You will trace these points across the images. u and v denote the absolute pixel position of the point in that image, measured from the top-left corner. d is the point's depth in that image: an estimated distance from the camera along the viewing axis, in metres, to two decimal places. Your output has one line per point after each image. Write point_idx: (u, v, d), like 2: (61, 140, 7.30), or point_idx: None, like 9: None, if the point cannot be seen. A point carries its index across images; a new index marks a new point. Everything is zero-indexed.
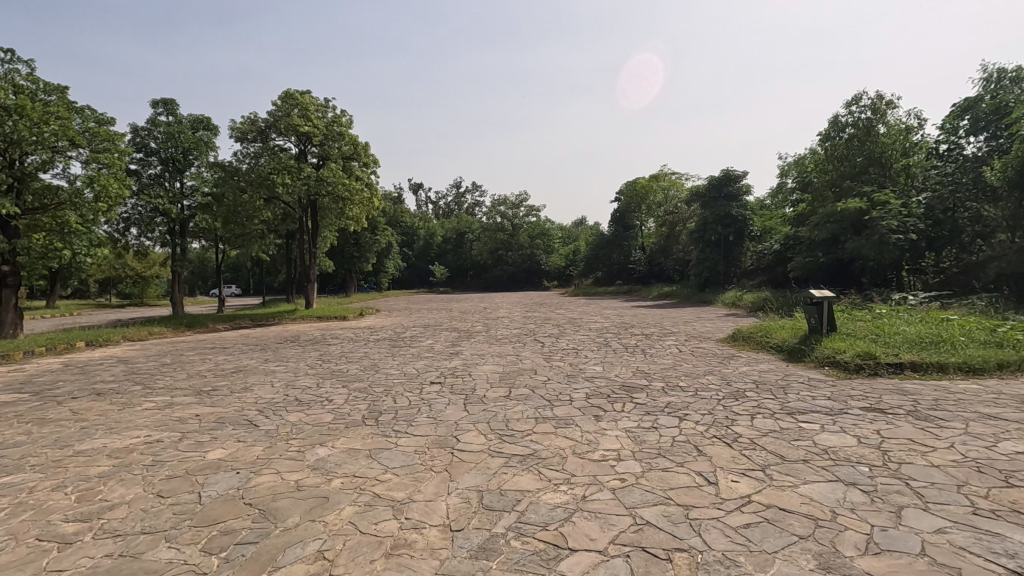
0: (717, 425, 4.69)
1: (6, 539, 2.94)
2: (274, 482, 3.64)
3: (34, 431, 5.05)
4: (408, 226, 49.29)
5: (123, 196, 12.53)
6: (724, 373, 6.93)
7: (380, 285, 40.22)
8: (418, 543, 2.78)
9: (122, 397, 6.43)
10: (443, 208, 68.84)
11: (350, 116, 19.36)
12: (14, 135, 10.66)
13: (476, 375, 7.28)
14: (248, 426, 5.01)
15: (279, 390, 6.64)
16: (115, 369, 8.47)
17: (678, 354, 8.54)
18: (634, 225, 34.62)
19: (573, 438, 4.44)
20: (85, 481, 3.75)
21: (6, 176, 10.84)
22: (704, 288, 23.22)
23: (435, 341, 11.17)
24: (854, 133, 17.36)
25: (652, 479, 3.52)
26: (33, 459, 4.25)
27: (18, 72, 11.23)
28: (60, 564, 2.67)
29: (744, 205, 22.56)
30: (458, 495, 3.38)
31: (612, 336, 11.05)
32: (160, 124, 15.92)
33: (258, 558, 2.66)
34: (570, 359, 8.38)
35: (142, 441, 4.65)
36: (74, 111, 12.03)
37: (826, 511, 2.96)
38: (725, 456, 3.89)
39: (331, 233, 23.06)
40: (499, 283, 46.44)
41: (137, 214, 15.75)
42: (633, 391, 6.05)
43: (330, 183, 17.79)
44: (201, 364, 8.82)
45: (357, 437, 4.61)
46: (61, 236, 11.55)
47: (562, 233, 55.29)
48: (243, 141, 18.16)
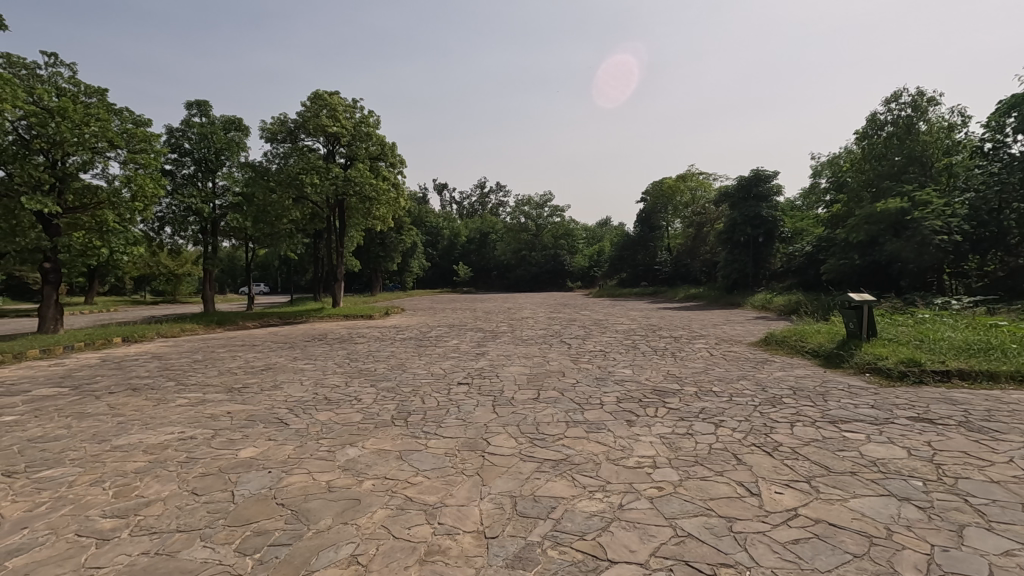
0: (755, 432, 4.53)
1: (47, 533, 2.98)
2: (306, 483, 3.62)
3: (74, 425, 5.16)
4: (432, 226, 49.54)
5: (159, 196, 12.82)
6: (759, 378, 6.73)
7: (405, 284, 40.48)
8: (452, 550, 2.72)
9: (156, 393, 6.52)
10: (467, 209, 69.31)
11: (378, 116, 19.54)
12: (57, 136, 10.97)
13: (504, 376, 7.23)
14: (279, 425, 5.03)
15: (308, 389, 6.65)
16: (151, 365, 8.67)
17: (710, 358, 8.33)
18: (660, 225, 34.19)
19: (607, 444, 4.32)
20: (121, 477, 3.79)
21: (49, 176, 11.17)
22: (731, 290, 22.83)
23: (461, 341, 11.14)
24: (893, 131, 16.82)
25: (690, 489, 3.40)
26: (72, 454, 4.32)
27: (61, 75, 11.62)
28: (98, 561, 2.67)
29: (775, 206, 22.09)
30: (491, 500, 3.30)
31: (639, 338, 10.84)
32: (194, 125, 16.26)
33: (292, 560, 2.63)
34: (599, 361, 8.27)
35: (176, 437, 4.70)
36: (113, 112, 12.37)
37: (880, 528, 2.81)
38: (766, 465, 3.75)
39: (358, 233, 23.29)
40: (523, 282, 46.34)
41: (171, 213, 16.09)
42: (665, 395, 5.92)
43: (358, 182, 17.95)
44: (233, 361, 8.97)
45: (387, 438, 4.58)
46: (99, 234, 12.02)
47: (586, 233, 55.14)
48: (273, 141, 18.55)
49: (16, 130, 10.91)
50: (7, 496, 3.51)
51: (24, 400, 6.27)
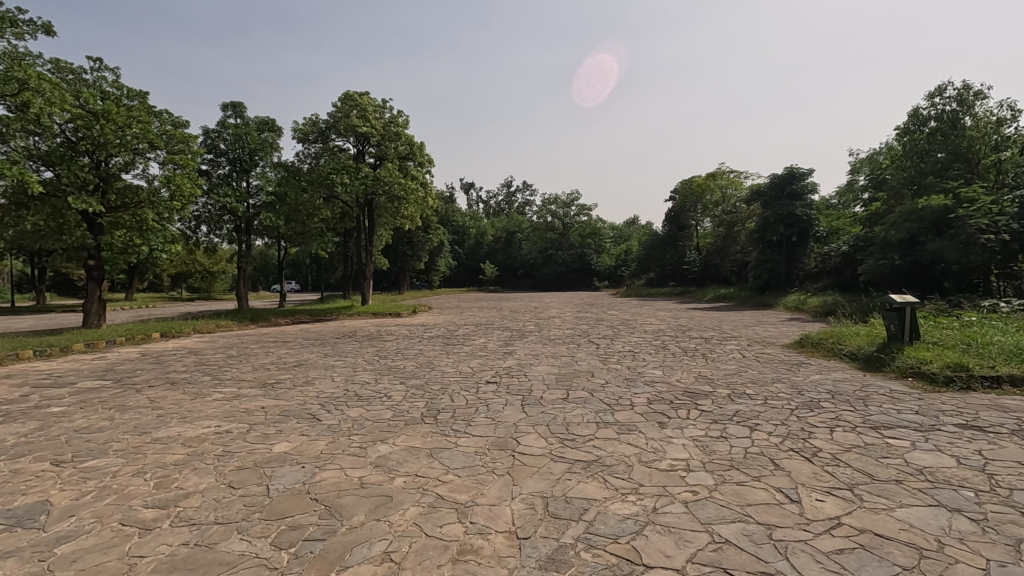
0: (792, 437, 4.39)
1: (93, 521, 3.07)
2: (338, 478, 3.66)
3: (116, 417, 5.33)
4: (459, 225, 49.86)
5: (196, 196, 13.11)
6: (795, 381, 6.53)
7: (431, 284, 40.79)
8: (485, 549, 2.70)
9: (192, 387, 6.68)
10: (493, 208, 69.58)
11: (407, 117, 19.76)
12: (102, 138, 11.41)
13: (532, 375, 7.19)
14: (312, 421, 5.10)
15: (339, 386, 6.73)
16: (187, 360, 8.92)
17: (743, 360, 8.13)
18: (689, 225, 33.64)
19: (638, 445, 4.25)
20: (161, 469, 3.89)
21: (93, 176, 11.60)
22: (763, 291, 22.32)
23: (489, 340, 11.14)
24: (937, 127, 16.23)
25: (726, 494, 3.31)
26: (116, 445, 4.46)
27: (105, 79, 12.07)
28: (142, 550, 2.75)
29: (809, 205, 21.52)
30: (523, 500, 3.28)
31: (669, 339, 10.66)
32: (229, 125, 16.65)
33: (326, 556, 2.65)
34: (628, 361, 8.16)
35: (213, 431, 4.80)
36: (153, 114, 12.77)
37: (930, 540, 2.68)
38: (806, 471, 3.62)
39: (386, 232, 23.55)
40: (549, 282, 46.21)
41: (207, 212, 16.56)
42: (697, 397, 5.80)
43: (386, 182, 18.16)
44: (266, 357, 9.15)
45: (417, 436, 4.59)
46: (140, 233, 12.39)
47: (613, 233, 54.71)
48: (305, 142, 18.90)
49: (64, 133, 11.32)
50: (56, 484, 3.63)
51: (70, 392, 6.51)
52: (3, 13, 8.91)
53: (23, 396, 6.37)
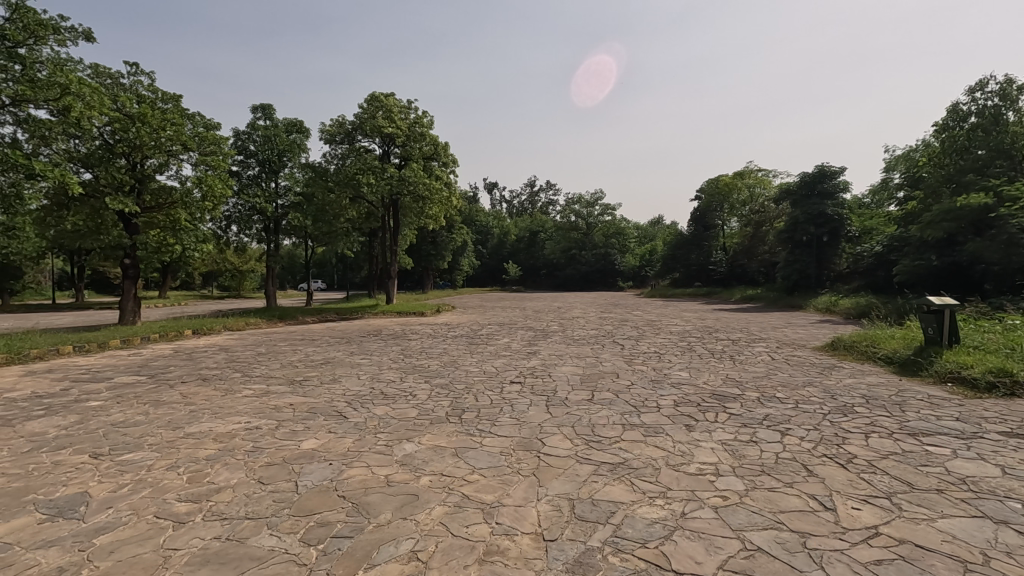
0: (825, 443, 4.27)
1: (129, 513, 3.16)
2: (365, 476, 3.69)
3: (151, 412, 5.48)
4: (482, 225, 50.06)
5: (227, 196, 13.40)
6: (828, 385, 6.35)
7: (455, 283, 40.99)
8: (511, 551, 2.69)
9: (223, 384, 6.83)
10: (516, 208, 69.64)
11: (431, 117, 19.88)
12: (137, 140, 11.75)
13: (556, 376, 7.16)
14: (338, 418, 5.16)
15: (364, 384, 6.80)
16: (219, 357, 9.13)
17: (772, 362, 7.95)
18: (715, 224, 33.13)
19: (665, 449, 4.19)
20: (194, 463, 3.98)
21: (129, 178, 11.97)
22: (792, 291, 21.83)
23: (513, 339, 11.14)
24: (979, 123, 15.67)
25: (757, 500, 3.24)
26: (150, 439, 4.58)
27: (141, 83, 12.43)
28: (176, 542, 2.81)
29: (841, 203, 20.98)
30: (549, 502, 3.26)
31: (695, 341, 10.49)
32: (259, 127, 16.95)
33: (353, 553, 2.67)
34: (653, 362, 8.07)
35: (243, 427, 4.90)
36: (186, 117, 13.12)
37: (975, 553, 2.58)
38: (841, 478, 3.52)
39: (411, 232, 23.77)
40: (572, 282, 46.01)
41: (237, 212, 16.90)
42: (725, 400, 5.69)
43: (411, 182, 18.33)
44: (294, 354, 9.31)
45: (443, 435, 4.61)
46: (173, 232, 12.71)
47: (638, 232, 54.18)
48: (332, 142, 19.20)
49: (102, 136, 11.70)
50: (94, 476, 3.74)
51: (107, 387, 6.73)
52: (46, 20, 9.21)
53: (63, 389, 6.60)
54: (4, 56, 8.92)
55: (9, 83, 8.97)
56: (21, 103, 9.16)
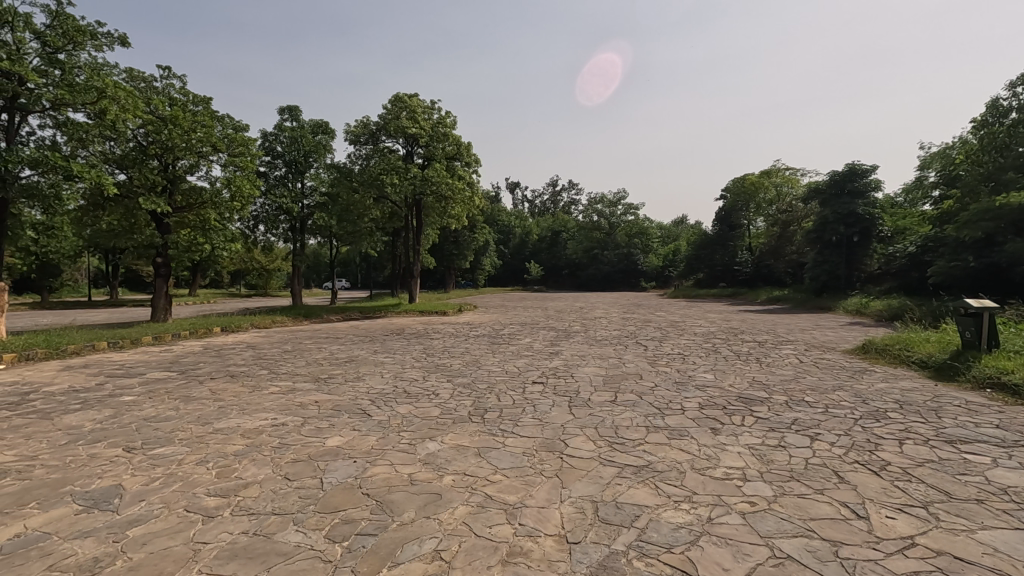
0: (857, 448, 4.15)
1: (160, 506, 3.23)
2: (389, 474, 3.71)
3: (181, 407, 5.62)
4: (505, 225, 50.15)
5: (254, 196, 13.64)
6: (859, 389, 6.18)
7: (477, 283, 41.12)
8: (534, 552, 2.67)
9: (250, 380, 6.96)
10: (539, 208, 69.52)
11: (455, 117, 19.97)
12: (169, 142, 12.05)
13: (578, 376, 7.12)
14: (362, 416, 5.22)
15: (388, 382, 6.86)
16: (246, 354, 9.31)
17: (800, 365, 7.77)
18: (740, 224, 32.59)
19: (691, 452, 4.13)
20: (222, 459, 4.05)
21: (161, 178, 12.27)
22: (821, 293, 21.33)
23: (535, 339, 11.12)
24: (1020, 119, 15.07)
25: (787, 506, 3.16)
26: (181, 433, 4.69)
27: (173, 86, 12.74)
28: (204, 536, 2.86)
29: (872, 203, 20.42)
30: (572, 503, 3.24)
31: (720, 342, 10.32)
32: (285, 128, 17.22)
33: (377, 551, 2.69)
34: (677, 364, 7.97)
35: (270, 423, 4.98)
36: (216, 119, 13.41)
37: (1018, 567, 2.47)
38: (874, 486, 3.42)
39: (433, 232, 23.90)
40: (594, 282, 45.74)
41: (264, 212, 17.19)
42: (752, 403, 5.58)
43: (434, 182, 18.44)
44: (319, 352, 9.45)
45: (466, 434, 4.61)
46: (203, 232, 13.01)
47: (661, 232, 53.57)
48: (356, 143, 19.46)
49: (136, 138, 12.02)
50: (128, 469, 3.84)
51: (140, 382, 6.92)
52: (83, 26, 9.51)
53: (99, 384, 6.80)
54: (45, 61, 9.22)
55: (49, 87, 9.26)
56: (59, 106, 9.45)
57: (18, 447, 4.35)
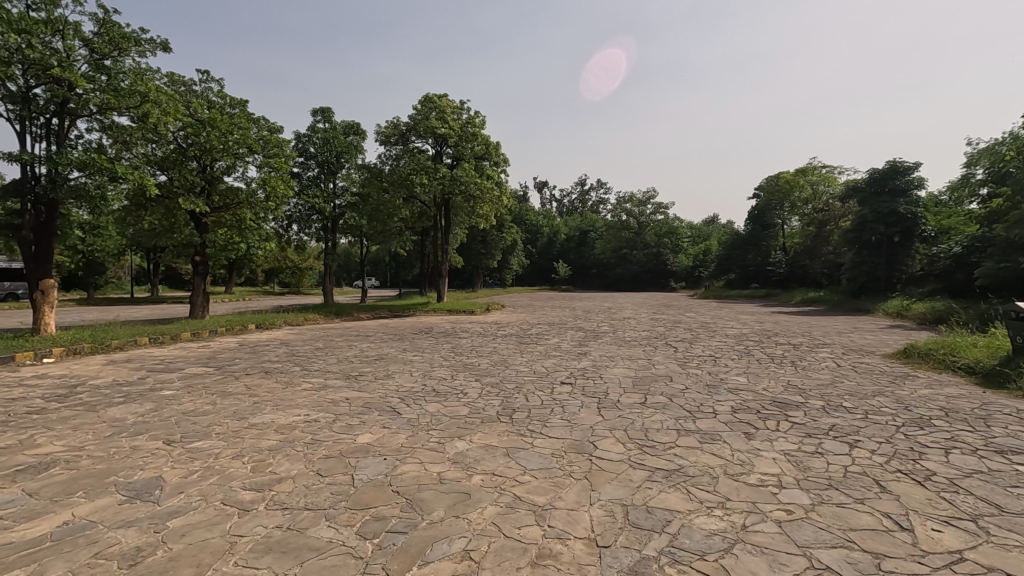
0: (899, 457, 4.00)
1: (199, 499, 3.33)
2: (418, 472, 3.74)
3: (218, 402, 5.78)
4: (532, 224, 50.15)
5: (288, 196, 13.92)
6: (901, 395, 5.94)
7: (505, 282, 41.23)
8: (564, 555, 2.65)
9: (283, 377, 7.11)
10: (567, 207, 69.26)
11: (484, 117, 20.05)
12: (207, 144, 12.40)
13: (607, 377, 7.06)
14: (392, 414, 5.27)
15: (416, 380, 6.92)
16: (280, 351, 9.53)
17: (837, 369, 7.53)
18: (774, 223, 31.85)
19: (723, 456, 4.04)
20: (257, 453, 4.15)
21: (200, 179, 12.66)
22: (858, 294, 20.65)
23: (563, 339, 11.07)
24: None
25: (825, 515, 3.06)
26: (218, 428, 4.82)
27: (211, 89, 13.11)
28: (240, 529, 2.93)
29: (914, 201, 19.66)
30: (602, 506, 3.20)
31: (753, 345, 10.09)
32: (318, 130, 17.50)
33: (408, 549, 2.70)
34: (709, 366, 7.81)
35: (303, 419, 5.07)
36: (252, 121, 13.74)
37: None
38: (918, 497, 3.28)
39: (461, 231, 24.05)
40: (623, 282, 45.34)
41: (297, 212, 17.53)
42: (787, 408, 5.43)
43: (463, 182, 18.54)
44: (350, 350, 9.60)
45: (494, 434, 4.61)
46: (239, 232, 13.37)
47: (691, 232, 52.71)
48: (387, 143, 19.71)
49: (176, 140, 12.42)
50: (168, 462, 3.97)
51: (180, 377, 7.15)
52: (128, 33, 9.86)
53: (141, 378, 7.06)
54: (92, 67, 9.58)
55: (96, 92, 9.60)
56: (105, 110, 9.82)
57: (67, 438, 4.53)
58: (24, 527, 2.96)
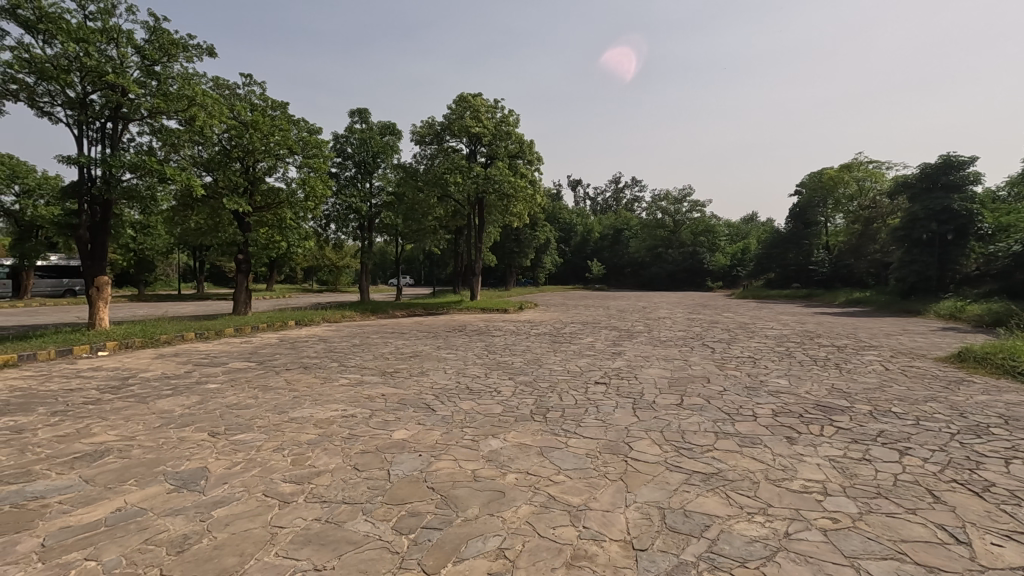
0: (955, 466, 3.80)
1: (242, 489, 3.43)
2: (453, 469, 3.76)
3: (260, 395, 5.96)
4: (566, 223, 49.92)
5: (327, 196, 14.20)
6: (956, 401, 5.65)
7: (538, 280, 41.22)
8: (600, 557, 2.62)
9: (321, 372, 7.27)
10: (600, 205, 68.67)
11: (518, 116, 20.05)
12: (251, 145, 12.79)
13: (642, 377, 6.95)
14: (427, 410, 5.32)
15: (450, 378, 6.97)
16: (318, 347, 9.76)
17: (885, 373, 7.22)
18: (817, 221, 30.79)
19: (764, 461, 3.92)
20: (297, 447, 4.25)
21: (243, 180, 13.08)
22: (908, 295, 19.77)
23: (597, 338, 10.97)
24: None
25: (874, 525, 2.94)
26: (260, 421, 4.96)
27: (254, 93, 13.53)
28: (281, 521, 3.00)
29: (969, 197, 18.71)
30: (638, 509, 3.15)
31: (795, 346, 9.78)
32: (356, 131, 17.81)
33: (443, 546, 2.72)
34: (748, 368, 7.61)
35: (340, 414, 5.18)
36: (292, 123, 14.10)
37: None
38: (976, 509, 3.11)
39: (495, 229, 24.12)
40: (658, 281, 44.68)
41: (335, 211, 17.92)
42: (832, 412, 5.23)
43: (496, 180, 18.56)
44: (385, 347, 9.76)
45: (528, 433, 4.60)
46: (280, 231, 13.74)
47: (730, 230, 51.45)
48: (422, 143, 19.93)
49: (221, 142, 12.85)
50: (213, 453, 4.11)
51: (224, 371, 7.40)
52: (177, 39, 10.25)
53: (188, 372, 7.35)
54: (143, 73, 10.00)
55: (147, 97, 10.00)
56: (155, 114, 10.23)
57: (120, 427, 4.74)
58: (81, 512, 3.11)
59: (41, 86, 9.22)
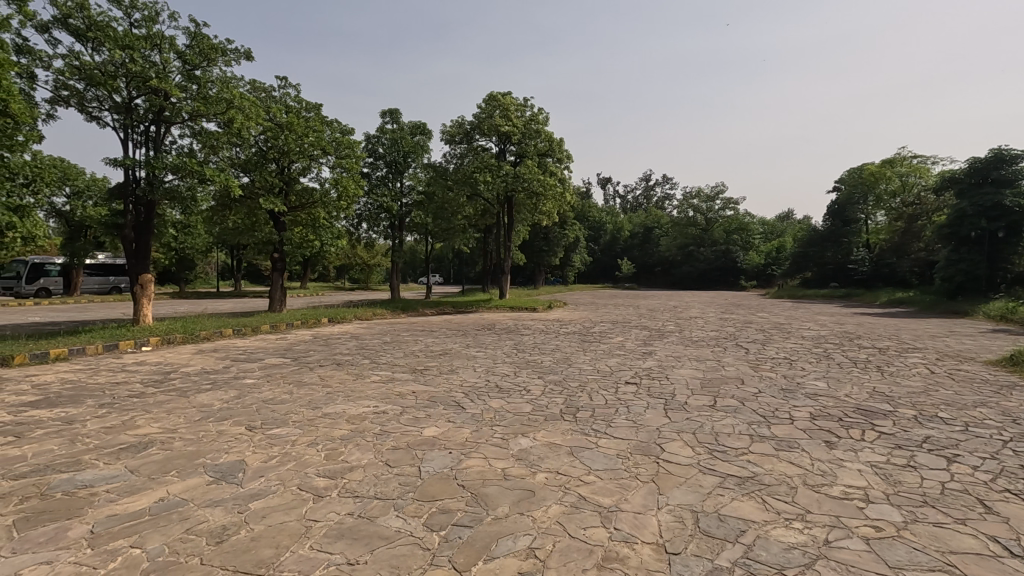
0: (1007, 475, 3.62)
1: (277, 483, 3.51)
2: (482, 468, 3.77)
3: (294, 391, 6.10)
4: (595, 221, 49.54)
5: (359, 195, 14.40)
6: (1008, 406, 5.38)
7: (567, 279, 41.02)
8: (631, 559, 2.58)
9: (353, 369, 7.39)
10: (631, 203, 67.91)
11: (548, 114, 19.96)
12: (286, 146, 13.09)
13: (674, 378, 6.85)
14: (456, 408, 5.35)
15: (480, 376, 6.99)
16: (350, 344, 9.93)
17: (931, 376, 6.93)
18: (857, 219, 29.77)
19: (801, 466, 3.81)
20: (330, 442, 4.32)
21: (278, 180, 13.40)
22: (954, 295, 18.92)
23: (627, 338, 10.86)
24: None
25: (920, 535, 2.81)
26: (295, 416, 5.07)
27: (289, 95, 13.83)
28: (315, 514, 3.06)
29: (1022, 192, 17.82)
30: (670, 512, 3.09)
31: (833, 347, 9.49)
32: (387, 131, 18.04)
33: (473, 544, 2.72)
34: (783, 369, 7.41)
35: (372, 410, 5.25)
36: (326, 124, 14.37)
37: None
38: None
39: (524, 228, 24.09)
40: (689, 280, 43.93)
41: (367, 210, 18.20)
42: (873, 417, 5.05)
43: (525, 179, 18.51)
44: (416, 344, 9.86)
45: (558, 432, 4.58)
46: (313, 230, 14.02)
47: (764, 228, 50.17)
48: (452, 142, 20.05)
49: (258, 144, 13.19)
50: (250, 447, 4.21)
51: (260, 367, 7.60)
52: (217, 44, 10.56)
53: (226, 367, 7.57)
54: (185, 77, 10.32)
55: (188, 100, 10.33)
56: (196, 117, 10.55)
57: (162, 420, 4.91)
58: (127, 501, 3.23)
59: (90, 92, 9.62)
